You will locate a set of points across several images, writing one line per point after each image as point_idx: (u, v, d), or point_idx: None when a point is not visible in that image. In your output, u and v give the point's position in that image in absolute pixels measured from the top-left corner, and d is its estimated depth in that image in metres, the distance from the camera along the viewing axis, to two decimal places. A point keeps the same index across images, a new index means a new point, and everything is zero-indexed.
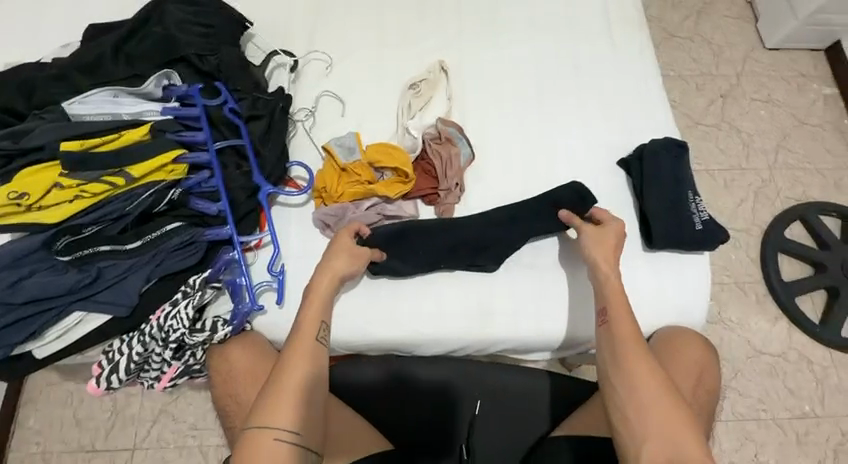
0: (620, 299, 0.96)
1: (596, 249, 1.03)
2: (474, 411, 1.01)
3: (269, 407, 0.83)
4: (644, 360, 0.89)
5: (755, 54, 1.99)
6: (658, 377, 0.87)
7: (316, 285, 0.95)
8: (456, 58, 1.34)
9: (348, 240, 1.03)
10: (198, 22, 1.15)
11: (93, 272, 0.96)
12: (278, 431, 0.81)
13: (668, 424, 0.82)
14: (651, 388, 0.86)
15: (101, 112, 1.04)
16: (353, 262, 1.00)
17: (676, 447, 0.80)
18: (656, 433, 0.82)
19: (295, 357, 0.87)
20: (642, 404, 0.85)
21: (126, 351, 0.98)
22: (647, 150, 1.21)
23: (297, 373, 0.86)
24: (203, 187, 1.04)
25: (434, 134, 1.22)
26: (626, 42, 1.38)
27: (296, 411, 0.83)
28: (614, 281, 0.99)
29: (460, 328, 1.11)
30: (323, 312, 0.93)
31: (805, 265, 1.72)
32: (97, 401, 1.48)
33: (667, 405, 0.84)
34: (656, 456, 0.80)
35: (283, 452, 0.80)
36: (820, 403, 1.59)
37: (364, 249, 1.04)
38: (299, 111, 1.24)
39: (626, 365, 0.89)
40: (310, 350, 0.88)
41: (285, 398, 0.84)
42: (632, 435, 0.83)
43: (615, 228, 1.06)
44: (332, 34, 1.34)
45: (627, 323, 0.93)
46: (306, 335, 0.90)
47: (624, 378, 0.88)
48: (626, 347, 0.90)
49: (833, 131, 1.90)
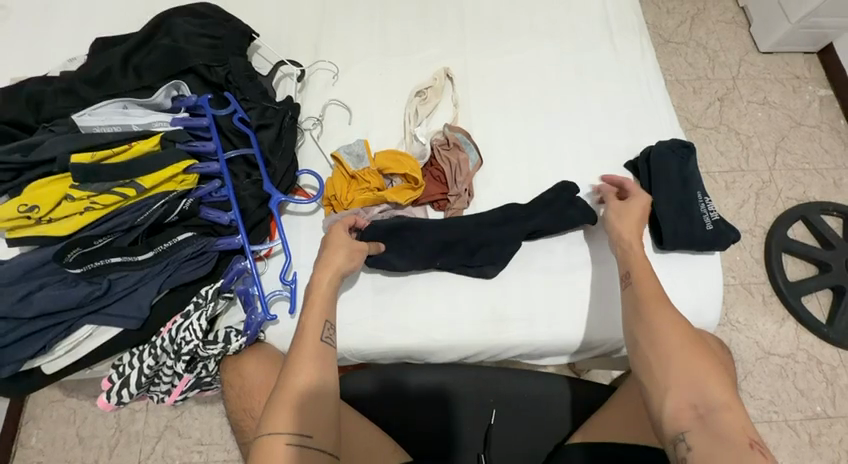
0: (643, 264, 0.97)
1: (629, 222, 1.05)
2: (489, 420, 1.00)
3: (273, 413, 0.81)
4: (668, 316, 0.88)
5: (750, 58, 2.03)
6: (687, 333, 0.85)
7: (316, 284, 0.94)
8: (460, 65, 1.35)
9: (344, 234, 1.02)
10: (206, 34, 1.15)
11: (103, 284, 0.94)
12: (289, 436, 0.80)
13: (694, 372, 0.80)
14: (676, 343, 0.84)
15: (109, 123, 1.03)
16: (352, 257, 0.99)
17: (703, 392, 0.78)
18: (683, 381, 0.80)
19: (301, 358, 0.86)
20: (666, 353, 0.83)
21: (137, 365, 0.97)
22: (654, 152, 1.21)
23: (303, 378, 0.84)
24: (214, 197, 1.03)
25: (442, 140, 1.23)
26: (627, 45, 1.40)
27: (304, 415, 0.82)
28: (637, 251, 1.00)
29: (474, 334, 1.10)
30: (326, 309, 0.92)
31: (810, 265, 1.72)
32: (101, 417, 1.45)
33: (692, 354, 0.82)
34: (676, 401, 0.78)
35: (294, 455, 0.79)
36: (831, 403, 1.58)
37: (360, 244, 1.03)
38: (306, 121, 1.25)
39: (649, 318, 0.88)
40: (315, 347, 0.88)
41: (297, 400, 0.83)
42: (659, 384, 0.81)
43: (636, 205, 1.08)
44: (336, 44, 1.35)
45: (653, 282, 0.94)
46: (308, 337, 0.88)
47: (649, 329, 0.87)
48: (651, 305, 0.90)
49: (830, 132, 1.92)
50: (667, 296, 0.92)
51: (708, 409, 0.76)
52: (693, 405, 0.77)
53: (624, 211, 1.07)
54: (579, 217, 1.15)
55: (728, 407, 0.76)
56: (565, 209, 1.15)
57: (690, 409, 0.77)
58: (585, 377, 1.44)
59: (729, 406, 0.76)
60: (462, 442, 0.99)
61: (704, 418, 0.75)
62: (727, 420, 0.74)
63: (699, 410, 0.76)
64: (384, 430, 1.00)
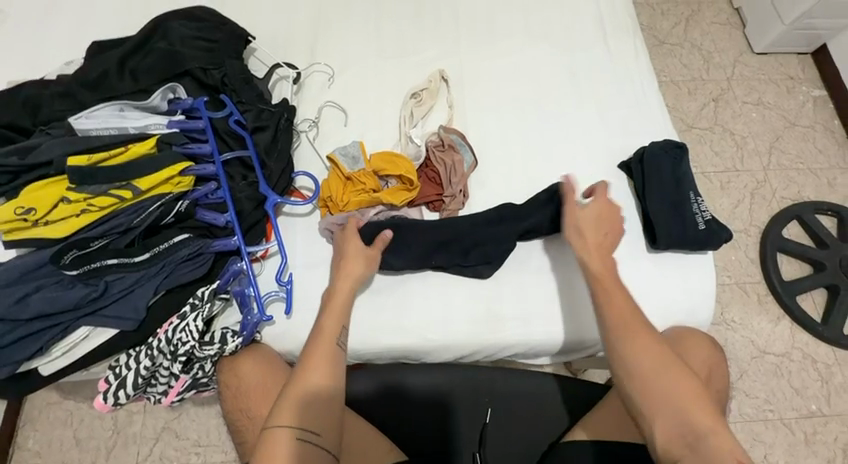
0: (609, 280, 0.95)
1: (589, 235, 1.01)
2: (484, 419, 1.01)
3: (284, 405, 0.84)
4: (646, 335, 0.88)
5: (744, 59, 2.04)
6: (665, 355, 0.86)
7: (335, 292, 0.97)
8: (455, 67, 1.37)
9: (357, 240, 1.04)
10: (202, 37, 1.16)
11: (100, 286, 0.95)
12: (300, 431, 0.83)
13: (678, 401, 0.81)
14: (657, 366, 0.84)
15: (106, 126, 1.03)
16: (367, 264, 1.02)
17: (689, 420, 0.79)
18: (668, 410, 0.81)
19: (314, 360, 0.88)
20: (648, 385, 0.83)
21: (133, 366, 0.97)
22: (647, 152, 1.22)
23: (316, 381, 0.87)
24: (210, 198, 1.04)
25: (437, 141, 1.24)
26: (620, 47, 1.41)
27: (316, 415, 0.85)
28: (599, 264, 0.98)
29: (469, 334, 1.11)
30: (341, 318, 0.94)
31: (804, 264, 1.74)
32: (98, 419, 1.46)
33: (672, 380, 0.83)
34: (666, 432, 0.80)
35: (303, 450, 0.82)
36: (826, 402, 1.59)
37: (373, 249, 1.05)
38: (302, 123, 1.26)
39: (626, 342, 0.87)
40: (329, 351, 0.90)
41: (307, 399, 0.85)
42: (648, 416, 0.82)
43: (596, 209, 1.04)
44: (332, 47, 1.36)
45: (626, 304, 0.92)
46: (323, 341, 0.91)
47: (627, 360, 0.86)
48: (627, 332, 0.88)
49: (824, 132, 1.93)
50: (639, 312, 0.92)
51: (697, 437, 0.78)
52: (682, 434, 0.79)
53: (584, 219, 1.03)
54: None
55: (714, 431, 0.78)
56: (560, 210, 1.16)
57: (680, 438, 0.79)
58: (581, 376, 1.45)
59: (716, 430, 0.78)
60: (460, 441, 1.00)
61: (694, 446, 0.78)
62: (716, 445, 0.76)
63: (689, 438, 0.78)
64: (381, 430, 1.00)
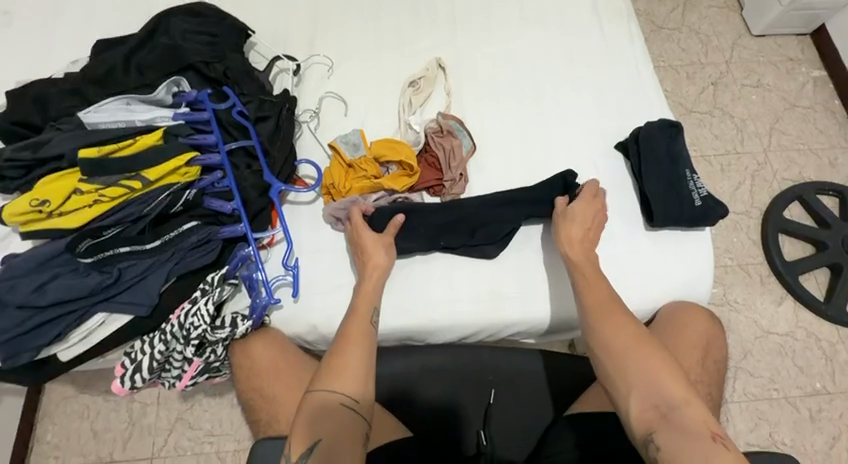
0: (587, 269, 1.01)
1: (572, 228, 1.07)
2: (489, 399, 1.04)
3: (326, 373, 0.89)
4: (622, 316, 0.92)
5: (743, 41, 2.04)
6: (638, 333, 0.90)
7: (368, 278, 1.03)
8: (452, 56, 1.39)
9: (370, 235, 1.07)
10: (203, 31, 1.19)
11: (113, 273, 0.98)
12: (344, 397, 0.87)
13: (651, 371, 0.85)
14: (629, 343, 0.88)
15: (114, 120, 1.06)
16: (384, 250, 1.06)
17: (660, 392, 0.83)
18: (640, 383, 0.84)
19: (350, 337, 0.93)
20: (620, 362, 0.87)
21: (148, 350, 1.01)
22: (642, 132, 1.23)
23: (357, 353, 0.91)
24: (216, 187, 1.07)
25: (435, 127, 1.26)
26: (616, 31, 1.43)
27: (361, 382, 0.89)
28: (578, 253, 1.04)
29: (472, 314, 1.14)
30: (372, 300, 1.01)
31: (806, 243, 1.75)
32: (113, 412, 1.50)
33: (646, 353, 0.87)
34: (640, 403, 0.83)
35: (346, 415, 0.86)
36: (831, 379, 1.60)
37: (386, 236, 1.09)
38: (303, 113, 1.29)
39: (603, 322, 0.92)
40: (366, 328, 0.95)
41: (342, 369, 0.89)
42: (622, 390, 0.85)
43: (579, 206, 1.10)
44: (331, 39, 1.39)
45: (603, 288, 0.98)
46: (359, 319, 0.96)
47: (603, 338, 0.91)
48: (603, 312, 0.94)
49: (825, 112, 1.94)
50: (614, 296, 0.97)
51: (670, 408, 0.81)
52: (657, 405, 0.82)
53: (569, 217, 1.09)
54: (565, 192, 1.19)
55: (687, 402, 0.82)
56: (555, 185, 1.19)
57: (654, 409, 0.82)
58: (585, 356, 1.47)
59: (688, 401, 0.82)
60: (465, 419, 1.03)
61: (667, 416, 0.80)
62: (687, 415, 0.80)
63: (663, 409, 0.81)
64: (386, 407, 1.04)
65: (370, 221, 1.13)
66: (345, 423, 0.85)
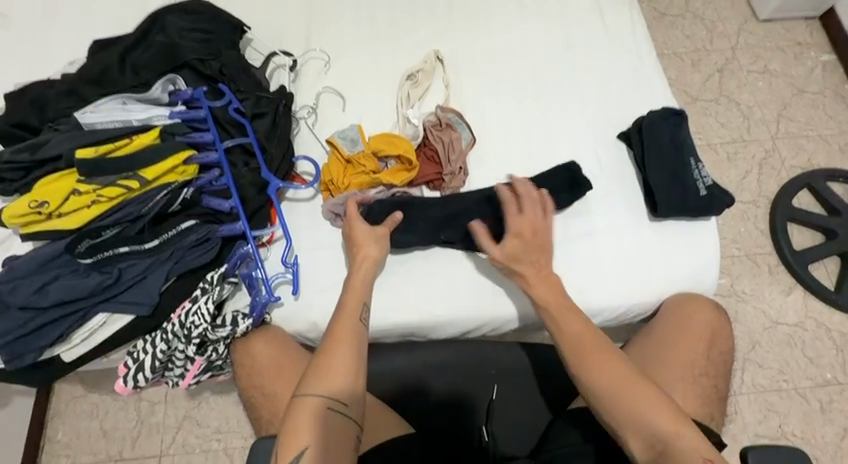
0: (558, 304, 1.00)
1: (522, 269, 1.04)
2: (491, 395, 1.03)
3: (313, 380, 0.89)
4: (602, 351, 0.94)
5: (749, 26, 2.00)
6: (619, 367, 0.92)
7: (358, 269, 1.03)
8: (450, 48, 1.37)
9: (363, 226, 1.07)
10: (198, 28, 1.18)
11: (114, 273, 0.98)
12: (331, 400, 0.87)
13: (639, 408, 0.87)
14: (614, 381, 0.90)
15: (111, 119, 1.06)
16: (377, 243, 1.06)
17: (652, 428, 0.86)
18: (633, 422, 0.87)
19: (337, 341, 0.92)
20: (609, 402, 0.89)
21: (150, 350, 1.02)
22: (645, 121, 1.20)
23: (344, 355, 0.91)
24: (214, 185, 1.06)
25: (434, 121, 1.24)
26: (617, 19, 1.40)
27: (350, 385, 0.89)
28: (541, 289, 1.02)
29: (474, 309, 1.13)
30: (362, 296, 1.00)
31: (816, 232, 1.71)
32: (122, 411, 1.51)
33: (631, 389, 0.89)
34: (638, 442, 0.87)
35: (333, 419, 0.86)
36: (841, 370, 1.58)
37: (382, 229, 1.08)
38: (301, 109, 1.27)
39: (585, 362, 0.93)
40: (354, 327, 0.95)
41: (327, 373, 0.89)
42: (619, 430, 0.88)
43: (511, 242, 1.05)
44: (327, 33, 1.37)
45: (577, 323, 0.98)
46: (347, 316, 0.96)
47: (588, 381, 0.92)
48: (580, 353, 0.94)
49: (834, 97, 1.89)
50: (590, 327, 0.97)
51: (665, 444, 0.84)
52: (652, 442, 0.85)
53: (512, 260, 1.05)
54: (565, 182, 1.18)
55: (679, 432, 0.85)
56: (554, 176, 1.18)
57: (651, 447, 0.85)
58: None
59: (680, 431, 0.85)
60: (468, 416, 1.02)
61: (664, 452, 0.84)
62: (681, 448, 0.83)
63: (659, 445, 0.85)
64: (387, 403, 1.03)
65: (367, 213, 1.12)
66: (333, 426, 0.85)
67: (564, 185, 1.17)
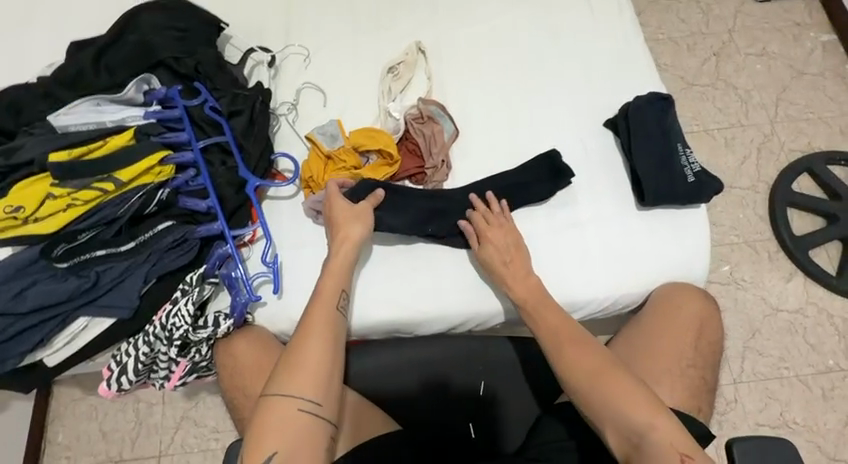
0: (537, 298, 1.00)
1: (502, 270, 1.04)
2: (478, 391, 1.02)
3: (283, 377, 0.89)
4: (578, 342, 0.93)
5: (746, 8, 1.95)
6: (597, 359, 0.91)
7: (336, 255, 1.01)
8: (432, 38, 1.34)
9: (343, 203, 1.06)
10: (172, 26, 1.16)
11: (91, 276, 0.97)
12: (301, 401, 0.87)
13: (616, 402, 0.86)
14: (591, 374, 0.90)
15: (85, 121, 1.04)
16: (359, 221, 1.04)
17: (628, 421, 0.85)
18: (609, 414, 0.86)
19: (312, 334, 0.91)
20: (586, 395, 0.89)
21: (133, 352, 1.01)
22: (631, 107, 1.17)
23: (317, 349, 0.91)
24: (191, 185, 1.05)
25: (416, 114, 1.22)
26: (603, 4, 1.37)
27: (319, 383, 0.88)
28: (518, 288, 1.02)
29: (460, 303, 1.11)
30: (342, 282, 1.00)
31: (817, 217, 1.67)
32: (121, 412, 1.52)
33: (607, 380, 0.88)
34: (614, 435, 0.86)
35: (302, 419, 0.86)
36: (844, 356, 1.55)
37: (363, 205, 1.07)
38: (281, 106, 1.26)
39: (561, 353, 0.93)
40: (329, 318, 0.94)
41: (299, 370, 0.89)
42: (596, 422, 0.88)
43: (490, 247, 1.07)
44: (307, 28, 1.35)
45: (555, 316, 0.98)
46: (325, 298, 0.96)
47: (563, 373, 0.92)
48: (556, 346, 0.94)
49: (835, 78, 1.84)
50: (568, 319, 0.97)
51: (640, 436, 0.83)
52: (627, 435, 0.85)
53: (492, 264, 1.06)
54: (546, 171, 1.16)
55: (655, 426, 0.83)
56: (533, 165, 1.17)
57: (626, 439, 0.84)
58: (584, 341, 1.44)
59: (656, 425, 0.83)
60: (455, 414, 1.01)
61: (639, 446, 0.83)
62: (656, 441, 0.82)
63: (634, 439, 0.84)
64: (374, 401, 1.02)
65: (349, 194, 1.11)
66: (304, 425, 0.86)
67: (546, 173, 1.16)
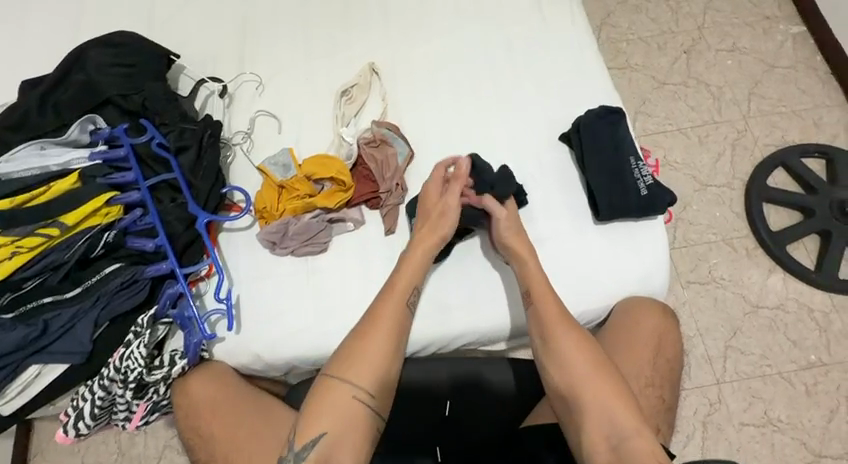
0: (543, 288, 1.01)
1: (514, 239, 1.07)
2: (443, 412, 0.98)
3: (344, 363, 0.96)
4: (574, 337, 0.97)
5: (715, 4, 1.95)
6: (594, 356, 0.95)
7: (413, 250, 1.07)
8: (388, 58, 1.33)
9: (435, 193, 1.11)
10: (118, 62, 1.15)
11: (40, 325, 0.97)
12: (355, 390, 0.93)
13: (605, 404, 0.91)
14: (584, 371, 0.94)
15: (26, 167, 1.04)
16: (446, 212, 1.09)
17: (613, 424, 0.89)
18: (596, 415, 0.90)
19: (378, 326, 0.98)
20: (578, 393, 0.92)
21: (89, 397, 1.00)
22: (582, 122, 1.17)
23: (380, 343, 0.97)
24: (138, 225, 1.05)
25: (369, 137, 1.21)
26: (557, 14, 1.36)
27: (374, 376, 0.95)
28: (533, 266, 1.04)
29: (420, 328, 1.09)
30: (414, 278, 1.05)
31: (793, 211, 1.67)
32: (101, 445, 1.48)
33: (599, 380, 0.93)
34: (597, 438, 0.89)
35: (356, 406, 0.92)
36: (826, 350, 1.54)
37: (449, 198, 1.10)
38: (235, 135, 1.25)
39: (558, 343, 0.97)
40: (396, 314, 1.01)
41: (362, 358, 0.96)
42: (579, 425, 0.91)
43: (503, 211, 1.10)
44: (261, 54, 1.34)
45: (555, 308, 1.00)
46: (393, 297, 1.02)
47: (556, 364, 0.95)
48: (554, 337, 0.97)
49: (807, 70, 1.84)
50: (567, 312, 1.01)
51: (621, 440, 0.87)
52: (607, 436, 0.89)
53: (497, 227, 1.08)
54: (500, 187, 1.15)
55: (637, 432, 0.88)
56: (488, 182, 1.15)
57: (605, 440, 0.88)
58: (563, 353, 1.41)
59: (640, 433, 0.88)
60: (418, 441, 0.97)
61: (616, 449, 0.87)
62: (636, 446, 0.86)
63: (613, 441, 0.88)
64: None
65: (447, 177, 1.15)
66: (355, 416, 0.92)
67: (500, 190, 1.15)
